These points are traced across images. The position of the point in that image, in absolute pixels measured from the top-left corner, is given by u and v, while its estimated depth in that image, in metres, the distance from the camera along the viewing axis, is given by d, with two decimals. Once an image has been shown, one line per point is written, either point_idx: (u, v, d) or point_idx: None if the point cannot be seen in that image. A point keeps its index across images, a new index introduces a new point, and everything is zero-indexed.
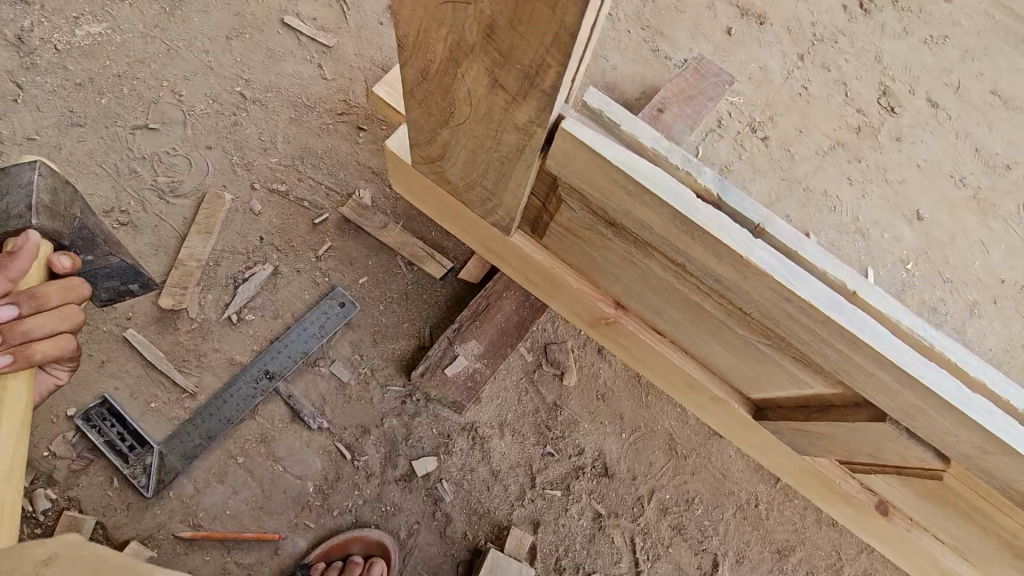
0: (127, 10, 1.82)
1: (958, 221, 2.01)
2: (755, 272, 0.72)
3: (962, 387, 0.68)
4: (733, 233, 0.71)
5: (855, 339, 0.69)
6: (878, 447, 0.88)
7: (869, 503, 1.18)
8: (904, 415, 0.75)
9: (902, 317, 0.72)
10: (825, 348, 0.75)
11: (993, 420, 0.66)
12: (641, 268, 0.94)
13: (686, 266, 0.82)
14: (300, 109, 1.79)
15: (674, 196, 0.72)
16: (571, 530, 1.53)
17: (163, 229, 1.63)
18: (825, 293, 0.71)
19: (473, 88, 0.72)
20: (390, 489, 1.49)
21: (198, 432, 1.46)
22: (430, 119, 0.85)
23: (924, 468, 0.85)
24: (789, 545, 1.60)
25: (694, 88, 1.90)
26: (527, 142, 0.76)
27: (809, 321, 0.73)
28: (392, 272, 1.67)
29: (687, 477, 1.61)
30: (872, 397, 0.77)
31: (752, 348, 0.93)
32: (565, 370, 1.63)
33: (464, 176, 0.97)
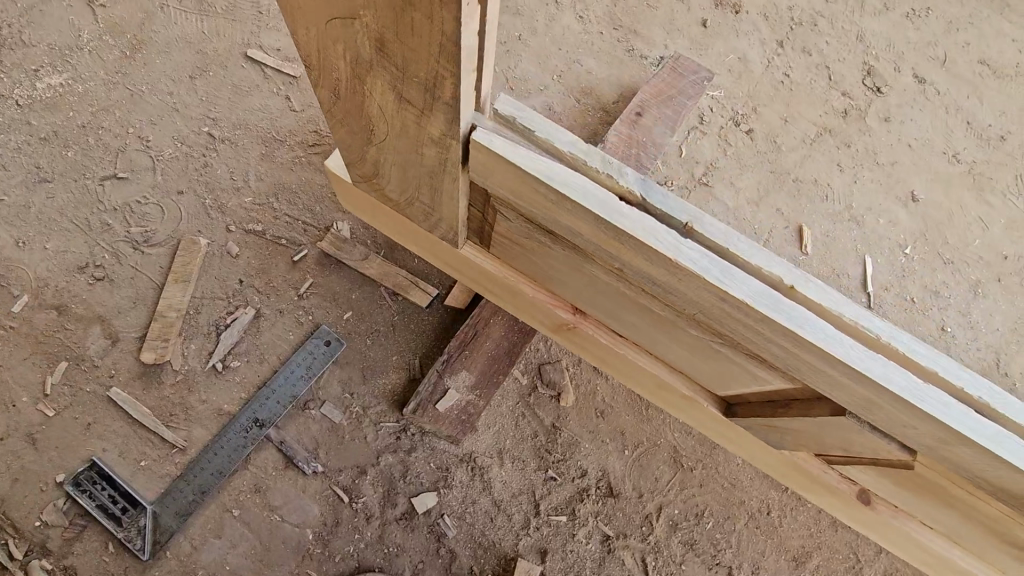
0: (87, 58, 1.78)
1: (955, 198, 1.95)
2: (686, 273, 0.68)
3: (912, 378, 0.65)
4: (661, 236, 0.68)
5: (798, 338, 0.66)
6: (847, 440, 0.84)
7: (852, 497, 1.12)
8: (861, 408, 0.71)
9: (841, 308, 0.69)
10: (768, 346, 0.72)
11: (948, 410, 0.63)
12: (584, 271, 0.90)
13: (621, 270, 0.79)
14: (271, 144, 1.75)
15: (595, 201, 0.69)
16: (580, 555, 1.49)
17: (140, 281, 1.59)
18: (761, 290, 0.67)
19: (384, 105, 0.71)
20: (391, 530, 1.46)
21: (190, 488, 1.44)
22: (354, 135, 0.86)
23: (895, 458, 0.80)
24: (805, 551, 1.55)
25: (673, 88, 1.85)
26: (446, 155, 0.74)
27: (747, 320, 0.69)
28: (377, 305, 1.63)
29: (695, 490, 1.57)
30: (827, 394, 0.74)
31: (703, 346, 0.88)
32: (561, 390, 1.59)
33: (402, 191, 0.96)
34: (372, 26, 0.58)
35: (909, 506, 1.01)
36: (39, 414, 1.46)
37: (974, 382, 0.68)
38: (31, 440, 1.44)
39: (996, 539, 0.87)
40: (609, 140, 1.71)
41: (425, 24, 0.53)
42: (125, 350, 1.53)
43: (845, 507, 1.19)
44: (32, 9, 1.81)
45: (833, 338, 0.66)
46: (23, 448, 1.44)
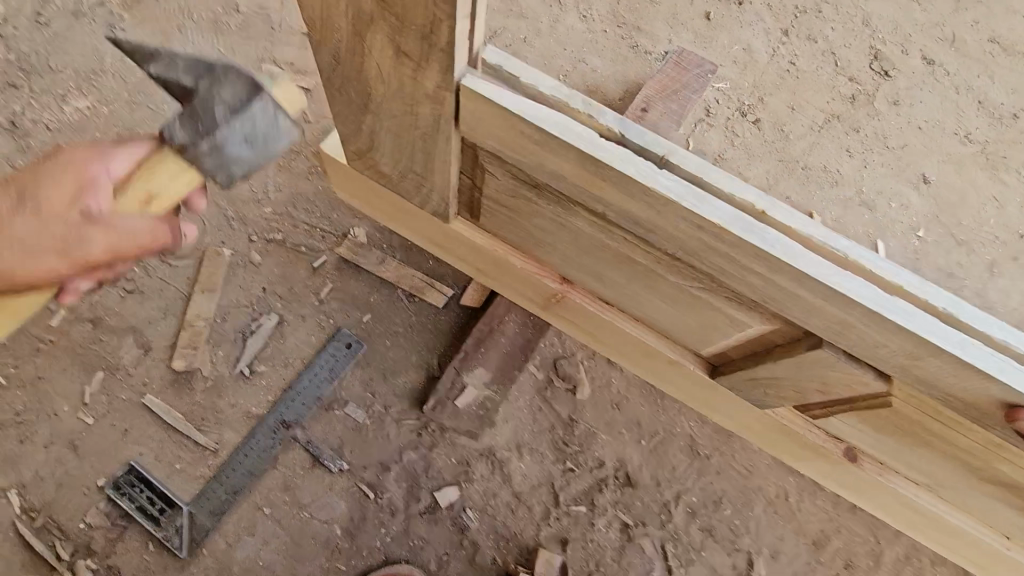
0: (111, 81, 1.85)
1: (968, 178, 1.94)
2: (666, 203, 0.73)
3: (874, 288, 0.71)
4: (640, 167, 0.73)
5: (770, 256, 0.71)
6: (825, 380, 0.91)
7: (839, 454, 1.17)
8: (832, 328, 0.77)
9: (808, 230, 0.75)
10: (747, 272, 0.77)
11: (906, 314, 0.70)
12: (571, 229, 0.96)
13: (604, 213, 0.84)
14: (287, 155, 1.81)
15: (580, 138, 0.73)
16: (600, 544, 1.52)
17: (168, 292, 1.66)
18: (735, 214, 0.72)
19: (383, 60, 0.77)
20: (416, 523, 1.51)
21: (223, 488, 1.50)
22: (353, 103, 0.92)
23: (869, 393, 0.88)
24: (824, 536, 1.57)
25: (677, 82, 1.86)
26: (438, 110, 0.81)
27: (724, 246, 0.74)
28: (394, 306, 1.68)
29: (711, 478, 1.59)
30: (799, 316, 0.79)
31: (683, 293, 0.95)
32: (576, 384, 1.63)
33: (396, 163, 1.04)
34: None
35: (891, 455, 1.08)
36: (79, 422, 1.54)
37: (929, 290, 0.74)
38: (73, 447, 1.52)
39: (977, 480, 0.94)
40: None
41: None
42: (157, 358, 1.60)
43: (830, 467, 1.23)
44: (57, 37, 1.89)
45: (806, 254, 0.71)
46: (66, 455, 1.51)
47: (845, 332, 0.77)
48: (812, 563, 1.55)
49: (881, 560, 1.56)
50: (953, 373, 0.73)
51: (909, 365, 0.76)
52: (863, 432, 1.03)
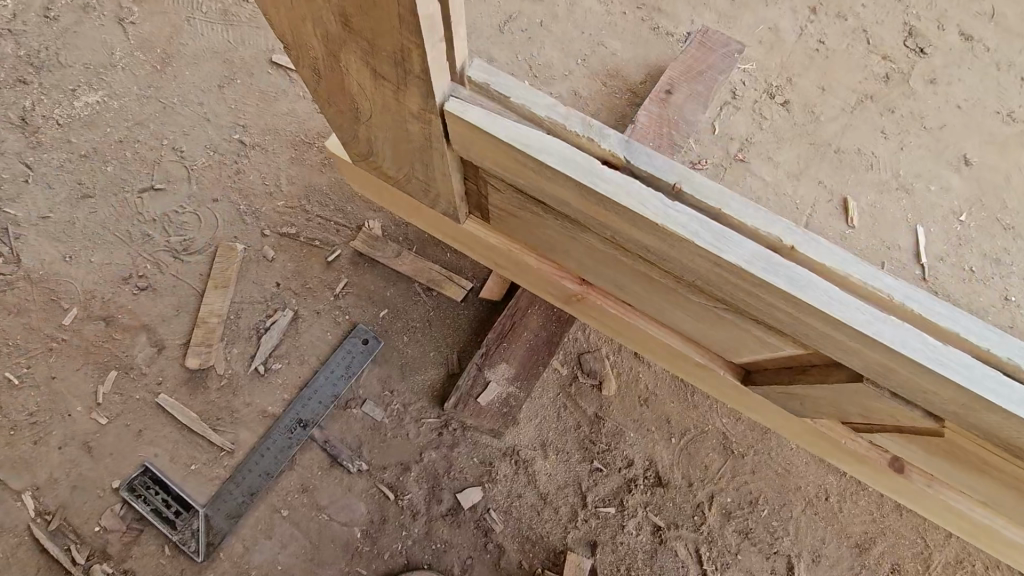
0: (120, 75, 1.82)
1: (1013, 160, 1.83)
2: (675, 239, 0.63)
3: (927, 339, 0.58)
4: (644, 198, 0.63)
5: (794, 300, 0.60)
6: (866, 406, 0.80)
7: (883, 464, 1.08)
8: (872, 373, 0.65)
9: (848, 267, 0.62)
10: (774, 312, 0.66)
11: (967, 372, 0.57)
12: (580, 241, 0.86)
13: (615, 238, 0.74)
14: (300, 147, 1.76)
15: (573, 165, 0.64)
16: (631, 547, 1.45)
17: (181, 289, 1.62)
18: (755, 252, 0.61)
19: (365, 82, 0.70)
20: (438, 526, 1.45)
21: (240, 489, 1.45)
22: (343, 117, 0.85)
23: (921, 424, 0.76)
24: (868, 538, 1.48)
25: (702, 63, 1.77)
26: (428, 129, 0.72)
27: (746, 285, 0.63)
28: (412, 301, 1.62)
29: (747, 477, 1.51)
30: (839, 358, 0.68)
31: (708, 312, 0.84)
32: (602, 379, 1.56)
33: (398, 170, 0.95)
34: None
35: (950, 478, 0.95)
36: (93, 423, 1.50)
37: (1005, 344, 0.59)
38: (87, 448, 1.48)
39: None
40: (638, 120, 1.64)
41: None
42: (170, 357, 1.56)
43: (876, 474, 1.13)
44: (66, 31, 1.85)
45: (838, 298, 0.59)
46: (80, 456, 1.48)
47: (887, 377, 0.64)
48: (856, 567, 1.46)
49: (930, 563, 1.47)
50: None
51: (966, 420, 0.62)
52: (916, 451, 0.92)
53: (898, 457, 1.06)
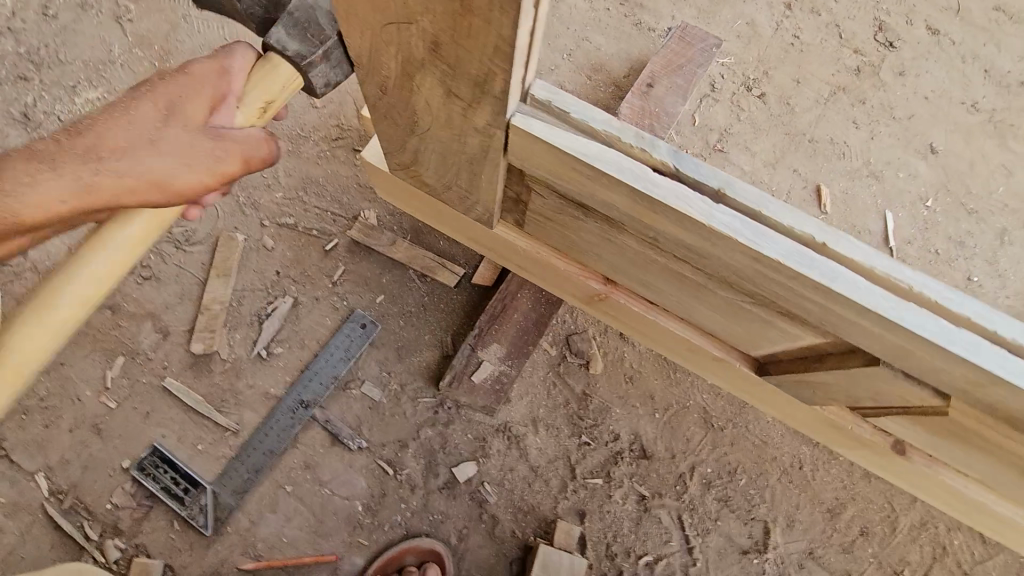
0: (120, 72, 1.87)
1: (977, 148, 1.93)
2: (721, 239, 0.70)
3: (946, 326, 0.66)
4: (693, 205, 0.70)
5: (829, 293, 0.68)
6: (877, 390, 0.87)
7: (887, 448, 1.15)
8: (892, 356, 0.73)
9: (878, 263, 0.69)
10: (805, 303, 0.73)
11: (980, 355, 0.65)
12: (616, 242, 0.93)
13: (658, 238, 0.81)
14: (296, 140, 1.82)
15: (630, 175, 0.71)
16: (618, 516, 1.54)
17: (184, 277, 1.68)
18: (794, 250, 0.68)
19: (431, 99, 0.75)
20: (435, 498, 1.53)
21: (245, 467, 1.53)
22: (395, 128, 0.88)
23: (926, 405, 0.83)
24: (839, 503, 1.58)
25: (681, 57, 1.85)
26: (487, 142, 0.78)
27: (782, 279, 0.71)
28: (407, 287, 1.69)
29: (726, 449, 1.60)
30: (862, 343, 0.76)
31: (734, 306, 0.91)
32: (590, 359, 1.64)
33: (440, 180, 0.99)
34: (429, 30, 0.61)
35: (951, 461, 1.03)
36: (102, 406, 1.57)
37: (1014, 327, 0.66)
38: (97, 430, 1.55)
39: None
40: (621, 112, 1.72)
41: (481, 25, 0.57)
42: (175, 343, 1.62)
43: (880, 458, 1.21)
44: (65, 29, 1.90)
45: (868, 292, 0.67)
46: (90, 438, 1.54)
47: (905, 360, 0.72)
48: (828, 530, 1.56)
49: (897, 526, 1.57)
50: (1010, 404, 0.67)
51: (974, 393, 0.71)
52: (916, 432, 0.99)
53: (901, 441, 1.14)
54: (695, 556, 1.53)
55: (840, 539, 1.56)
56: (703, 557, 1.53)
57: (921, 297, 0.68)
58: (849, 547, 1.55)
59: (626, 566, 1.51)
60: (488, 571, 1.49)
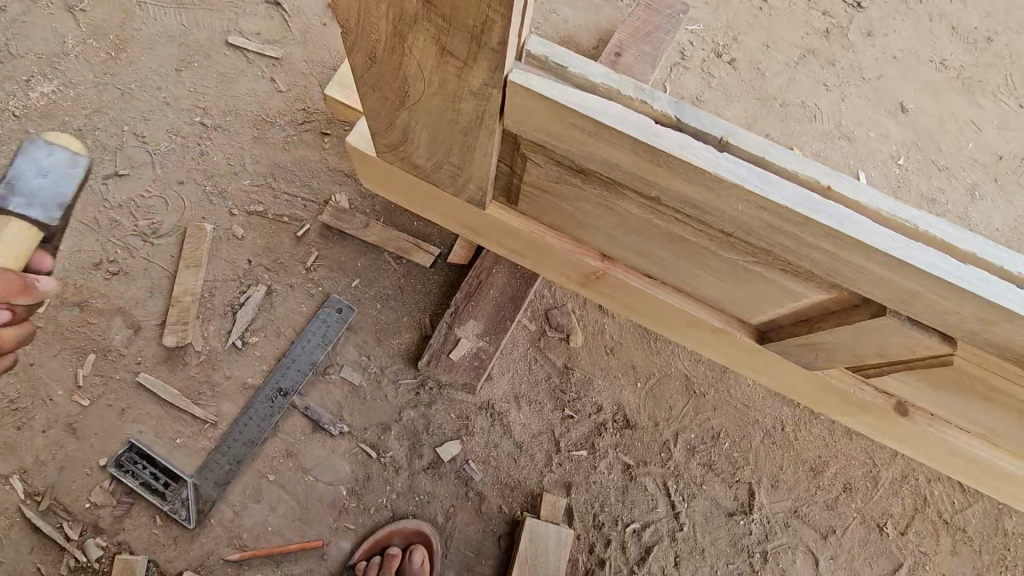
0: (74, 63, 1.81)
1: (946, 105, 1.94)
2: (727, 187, 0.68)
3: (955, 263, 0.65)
4: (698, 152, 0.68)
5: (838, 236, 0.66)
6: (882, 344, 0.86)
7: (887, 408, 1.17)
8: (900, 303, 0.73)
9: (883, 205, 0.69)
10: (812, 252, 0.72)
11: (989, 289, 0.64)
12: (616, 210, 0.91)
13: (658, 197, 0.79)
14: (262, 126, 1.79)
15: (630, 125, 0.69)
16: (604, 485, 1.55)
17: (153, 271, 1.65)
18: (801, 194, 0.67)
19: (423, 62, 0.72)
20: (420, 479, 1.52)
21: (226, 458, 1.51)
22: (387, 103, 0.85)
23: (931, 355, 0.83)
24: (822, 461, 1.60)
25: (649, 24, 1.83)
26: (484, 106, 0.76)
27: (789, 226, 0.69)
28: (383, 269, 1.67)
29: (708, 414, 1.61)
30: (870, 293, 0.75)
31: (739, 269, 0.90)
32: (569, 332, 1.64)
33: (430, 155, 0.97)
34: None
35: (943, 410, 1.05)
36: (76, 405, 1.53)
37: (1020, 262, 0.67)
38: (71, 430, 1.52)
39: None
40: None
41: None
42: (147, 337, 1.59)
43: (878, 422, 1.23)
44: (16, 22, 1.84)
45: (878, 231, 0.66)
46: (65, 438, 1.51)
47: (912, 304, 0.72)
48: (812, 488, 1.58)
49: (879, 480, 1.60)
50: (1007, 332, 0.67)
51: (982, 331, 0.71)
52: (906, 380, 1.00)
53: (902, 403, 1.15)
54: (682, 521, 1.53)
55: (824, 496, 1.58)
56: (690, 522, 1.54)
57: (928, 236, 0.67)
58: (832, 503, 1.57)
59: (615, 534, 1.51)
60: (476, 548, 1.49)
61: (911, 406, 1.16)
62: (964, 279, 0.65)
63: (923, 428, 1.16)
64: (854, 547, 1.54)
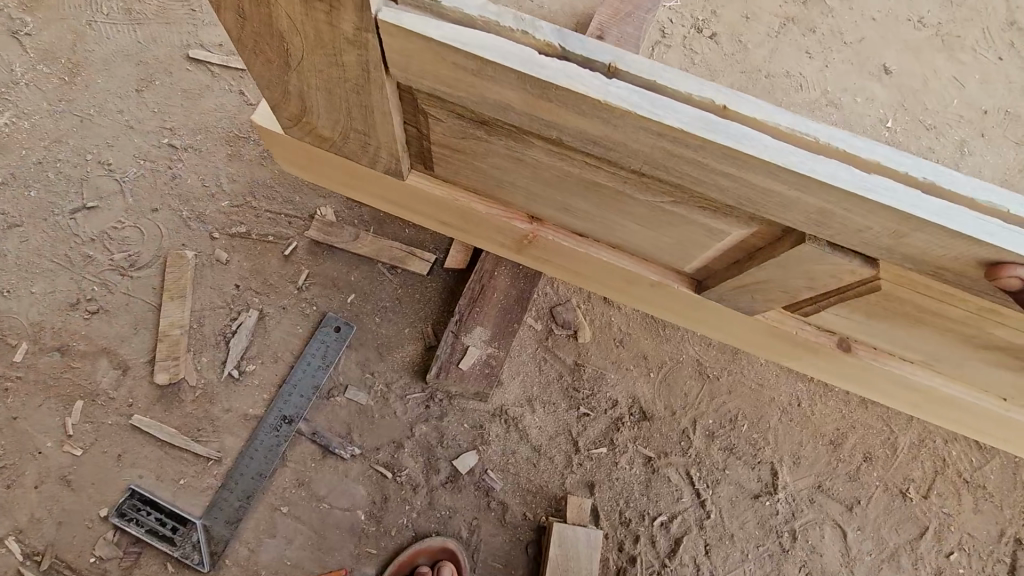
0: (26, 92, 1.70)
1: (929, 64, 1.93)
2: (622, 114, 0.68)
3: (856, 172, 0.67)
4: (587, 81, 0.68)
5: (737, 153, 0.67)
6: (810, 275, 0.89)
7: (832, 347, 1.15)
8: (814, 224, 0.76)
9: (782, 119, 0.68)
10: (714, 174, 0.74)
11: (889, 194, 0.66)
12: (528, 162, 0.93)
13: (561, 138, 0.80)
14: (235, 143, 1.70)
15: (517, 59, 0.68)
16: (626, 481, 1.52)
17: (136, 305, 1.56)
18: (697, 114, 0.67)
19: (291, 14, 0.75)
20: (440, 494, 1.47)
21: (235, 494, 1.44)
22: (274, 65, 0.90)
23: (859, 281, 0.86)
24: (841, 434, 1.59)
25: (628, 4, 1.78)
26: (365, 56, 0.77)
27: (689, 150, 0.70)
28: (378, 282, 1.61)
29: (724, 398, 1.59)
30: (778, 212, 0.77)
31: (656, 211, 0.93)
32: (577, 328, 1.60)
33: (331, 117, 1.01)
34: None
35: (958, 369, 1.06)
36: (68, 455, 1.45)
37: (920, 166, 0.68)
38: (66, 482, 1.43)
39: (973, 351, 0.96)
40: None
41: None
42: (137, 377, 1.51)
43: (827, 362, 1.22)
44: None
45: (772, 148, 0.66)
46: (60, 491, 1.43)
47: (828, 223, 0.75)
48: (833, 462, 1.57)
49: (898, 447, 1.59)
50: (946, 248, 0.69)
51: (897, 246, 0.74)
52: (876, 325, 1.02)
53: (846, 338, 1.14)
54: (709, 509, 1.51)
55: (845, 468, 1.57)
56: (717, 509, 1.52)
57: (834, 149, 0.68)
58: (854, 475, 1.57)
59: (643, 530, 1.48)
60: (505, 559, 1.45)
61: (855, 342, 1.14)
62: (875, 189, 0.66)
63: (868, 363, 1.15)
64: (879, 516, 1.54)
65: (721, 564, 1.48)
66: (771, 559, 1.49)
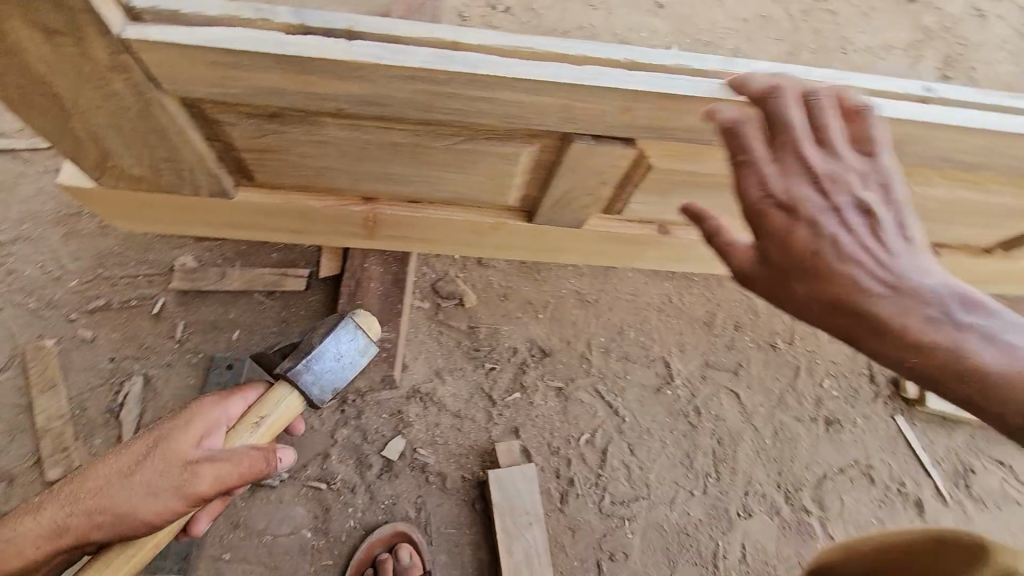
0: None
1: None
2: (372, 68, 0.83)
3: (573, 68, 0.86)
4: (331, 48, 0.82)
5: (475, 76, 0.84)
6: (599, 169, 1.10)
7: (655, 234, 1.40)
8: (569, 122, 0.94)
9: (506, 41, 0.87)
10: (473, 102, 0.90)
11: (602, 76, 0.86)
12: (330, 141, 1.06)
13: (339, 107, 0.94)
14: (68, 220, 1.64)
15: (268, 43, 0.80)
16: (545, 415, 1.63)
17: (4, 412, 1.47)
18: (432, 54, 0.84)
19: (42, 53, 0.81)
20: (378, 487, 1.51)
21: (170, 559, 1.40)
22: (51, 117, 0.96)
23: (632, 163, 1.08)
24: (710, 314, 1.81)
25: None
26: (132, 79, 0.86)
27: (442, 83, 0.86)
28: (259, 311, 1.62)
29: (608, 316, 1.76)
30: (538, 121, 0.94)
31: (455, 154, 1.09)
32: (462, 296, 1.71)
33: (130, 152, 1.07)
34: None
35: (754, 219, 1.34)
36: None
37: (620, 50, 0.88)
38: None
39: None
40: None
41: None
42: (27, 482, 1.42)
43: (654, 248, 1.48)
44: None
45: (500, 65, 0.84)
46: None
47: (578, 117, 0.93)
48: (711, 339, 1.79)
49: (759, 310, 1.84)
50: (665, 109, 0.90)
51: (634, 121, 0.93)
52: (674, 200, 1.25)
53: (662, 224, 1.39)
54: (623, 415, 1.67)
55: (723, 341, 1.79)
56: (629, 412, 1.68)
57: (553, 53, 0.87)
58: (731, 344, 1.79)
59: (572, 452, 1.61)
60: (457, 523, 1.51)
61: (670, 225, 1.40)
62: (592, 76, 0.85)
63: (685, 238, 1.42)
64: (762, 372, 1.77)
65: (647, 458, 1.63)
66: (686, 439, 1.67)
